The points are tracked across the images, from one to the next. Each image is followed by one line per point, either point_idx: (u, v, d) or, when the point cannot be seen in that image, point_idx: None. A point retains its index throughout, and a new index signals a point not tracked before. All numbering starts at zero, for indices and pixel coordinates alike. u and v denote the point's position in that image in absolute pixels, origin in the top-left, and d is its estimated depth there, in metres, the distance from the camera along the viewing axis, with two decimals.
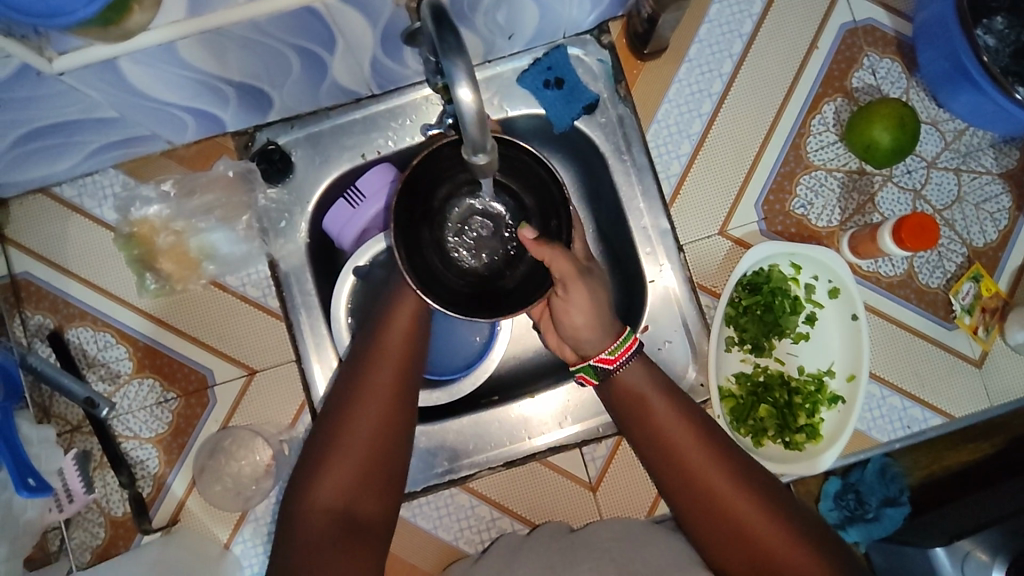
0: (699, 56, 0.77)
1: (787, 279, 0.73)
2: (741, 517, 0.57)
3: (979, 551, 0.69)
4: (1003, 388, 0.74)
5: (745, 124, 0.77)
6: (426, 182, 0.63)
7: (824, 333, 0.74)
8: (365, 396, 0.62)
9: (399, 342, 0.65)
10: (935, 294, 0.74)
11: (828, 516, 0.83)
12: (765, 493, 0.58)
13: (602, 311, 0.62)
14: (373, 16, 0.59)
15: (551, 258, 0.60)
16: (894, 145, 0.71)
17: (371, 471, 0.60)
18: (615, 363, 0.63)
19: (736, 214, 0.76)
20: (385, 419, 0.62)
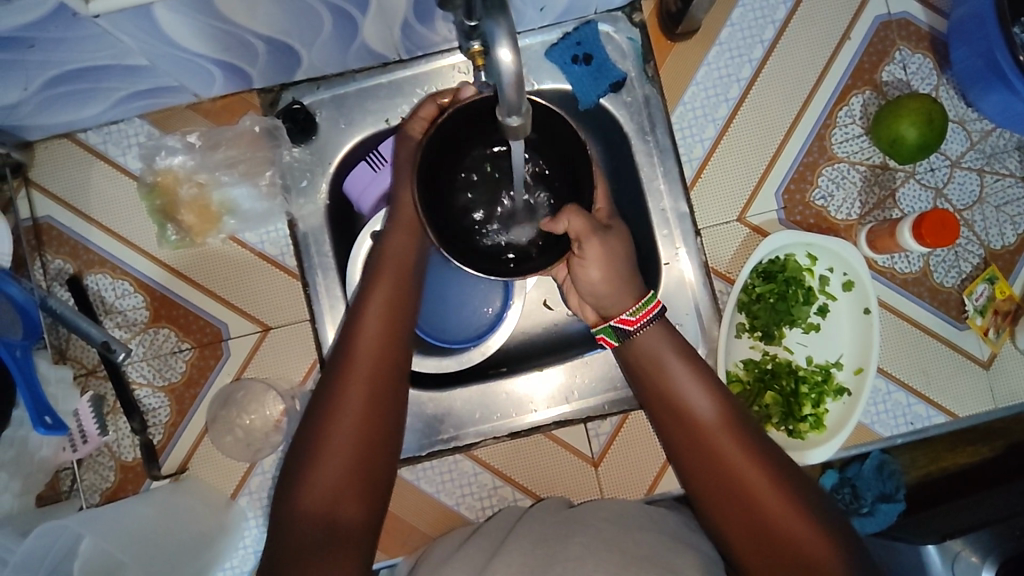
0: (730, 40, 0.77)
1: (803, 269, 0.74)
2: (749, 511, 0.58)
3: (969, 552, 0.70)
4: (1010, 391, 0.74)
5: (771, 111, 0.76)
6: (456, 135, 0.65)
7: (836, 323, 0.74)
8: (349, 377, 0.61)
9: (382, 323, 0.63)
10: (949, 294, 0.74)
11: None
12: (771, 483, 0.58)
13: (619, 267, 0.66)
14: None
15: (567, 215, 0.63)
16: (920, 141, 0.70)
17: (362, 459, 0.59)
18: (636, 324, 0.65)
19: (756, 202, 0.76)
20: (375, 396, 0.60)
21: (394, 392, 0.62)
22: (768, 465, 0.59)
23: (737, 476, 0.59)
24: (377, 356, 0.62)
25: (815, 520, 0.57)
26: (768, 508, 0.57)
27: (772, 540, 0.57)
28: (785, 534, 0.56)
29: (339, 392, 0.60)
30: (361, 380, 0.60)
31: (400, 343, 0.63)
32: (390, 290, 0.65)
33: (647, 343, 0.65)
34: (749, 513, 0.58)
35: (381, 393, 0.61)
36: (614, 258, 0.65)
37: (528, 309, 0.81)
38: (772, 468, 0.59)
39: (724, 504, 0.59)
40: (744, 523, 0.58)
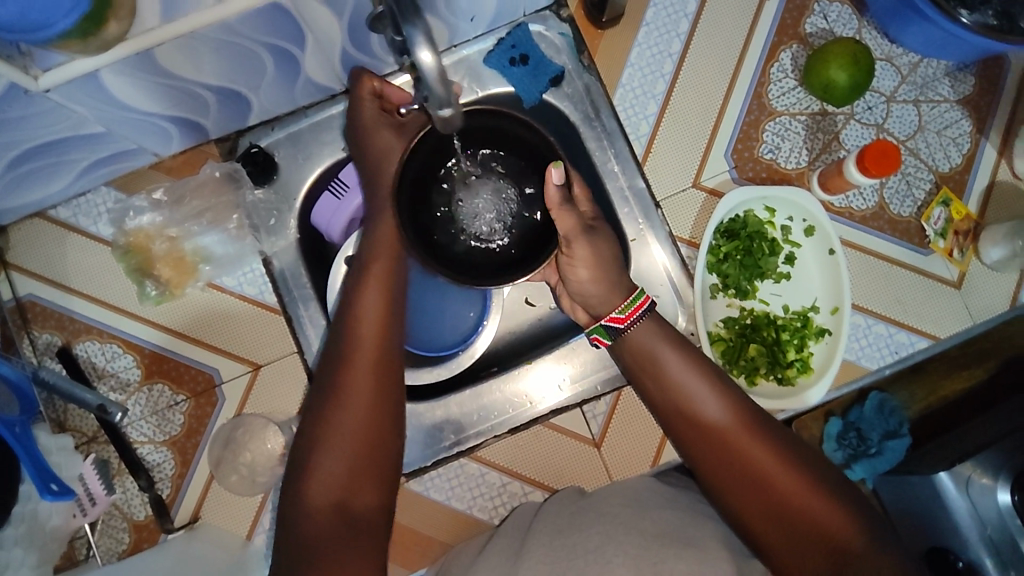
0: (656, 21, 0.80)
1: (764, 222, 0.76)
2: (764, 478, 0.59)
3: (979, 475, 0.70)
4: (984, 305, 0.77)
5: (707, 79, 0.79)
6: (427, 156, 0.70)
7: (806, 266, 0.76)
8: (351, 388, 0.61)
9: (376, 333, 0.64)
10: (908, 223, 0.76)
11: (833, 457, 0.79)
12: (781, 450, 0.60)
13: (608, 267, 0.68)
14: (338, 9, 0.62)
15: (558, 215, 0.66)
16: (850, 82, 0.73)
17: (367, 461, 0.60)
18: (625, 321, 0.67)
19: (707, 166, 0.78)
20: (377, 414, 0.61)
21: (395, 407, 0.62)
22: (782, 445, 0.61)
23: (749, 444, 0.60)
24: (375, 362, 0.63)
25: (825, 482, 0.59)
26: (790, 486, 0.59)
27: (794, 519, 0.58)
28: (807, 512, 0.58)
29: (341, 403, 0.60)
30: (362, 392, 0.61)
31: (396, 357, 0.64)
32: (381, 303, 0.66)
33: (644, 337, 0.67)
34: (770, 492, 0.59)
35: (381, 409, 0.61)
36: (601, 258, 0.68)
37: (509, 308, 0.83)
38: (786, 449, 0.61)
39: (740, 482, 0.60)
40: (759, 490, 0.59)
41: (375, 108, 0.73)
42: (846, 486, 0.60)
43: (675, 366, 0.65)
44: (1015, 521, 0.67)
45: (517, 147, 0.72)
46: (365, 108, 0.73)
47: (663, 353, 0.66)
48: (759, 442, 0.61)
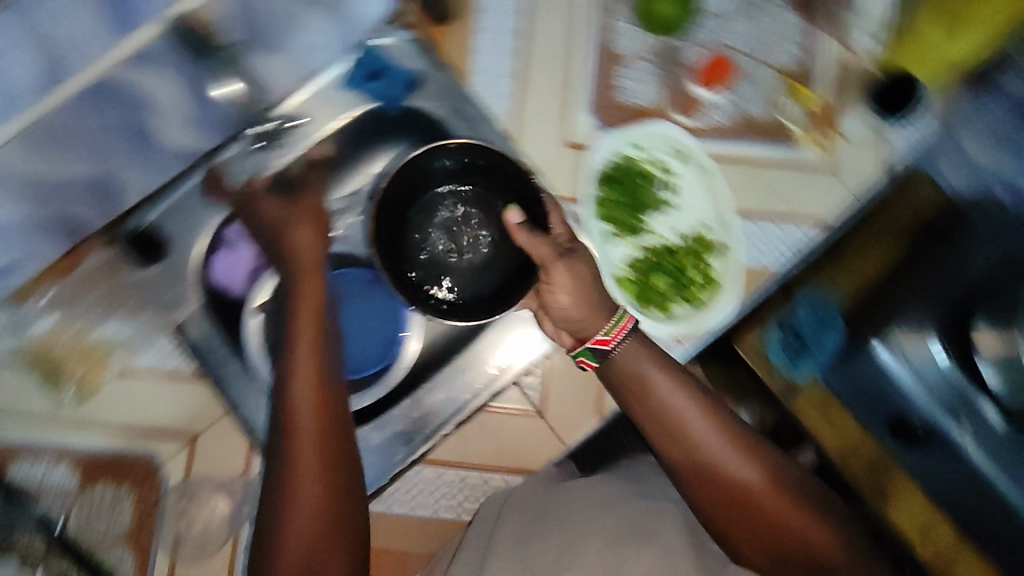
0: (494, 4, 0.81)
1: (638, 161, 0.78)
2: (755, 502, 0.63)
3: (910, 341, 0.80)
4: (857, 177, 0.80)
5: (554, 43, 0.80)
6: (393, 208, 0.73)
7: (690, 189, 0.78)
8: (299, 456, 0.59)
9: (314, 393, 0.61)
10: (769, 123, 0.80)
11: (775, 360, 0.76)
12: (773, 476, 0.64)
13: (589, 290, 0.67)
14: (177, 69, 0.60)
15: (530, 244, 0.67)
16: (676, 14, 0.78)
17: (330, 523, 0.59)
18: (611, 341, 0.66)
19: (576, 124, 0.79)
20: (330, 467, 0.59)
21: (346, 454, 0.61)
22: (772, 468, 0.64)
23: (740, 468, 0.63)
24: (318, 423, 0.60)
25: (812, 502, 0.64)
26: (773, 503, 0.63)
27: (775, 531, 0.62)
28: (788, 526, 0.62)
29: (291, 467, 0.58)
30: (311, 453, 0.59)
31: (336, 407, 0.62)
32: (315, 360, 0.62)
33: (631, 361, 0.67)
34: (753, 506, 0.62)
35: (334, 462, 0.60)
36: (582, 281, 0.67)
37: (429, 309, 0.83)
38: (776, 472, 0.64)
39: (724, 500, 0.63)
40: (749, 513, 0.62)
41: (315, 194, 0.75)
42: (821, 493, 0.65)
43: (658, 381, 0.66)
44: (956, 379, 0.79)
45: (481, 178, 0.75)
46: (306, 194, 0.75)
47: (644, 366, 0.66)
48: (742, 458, 0.64)
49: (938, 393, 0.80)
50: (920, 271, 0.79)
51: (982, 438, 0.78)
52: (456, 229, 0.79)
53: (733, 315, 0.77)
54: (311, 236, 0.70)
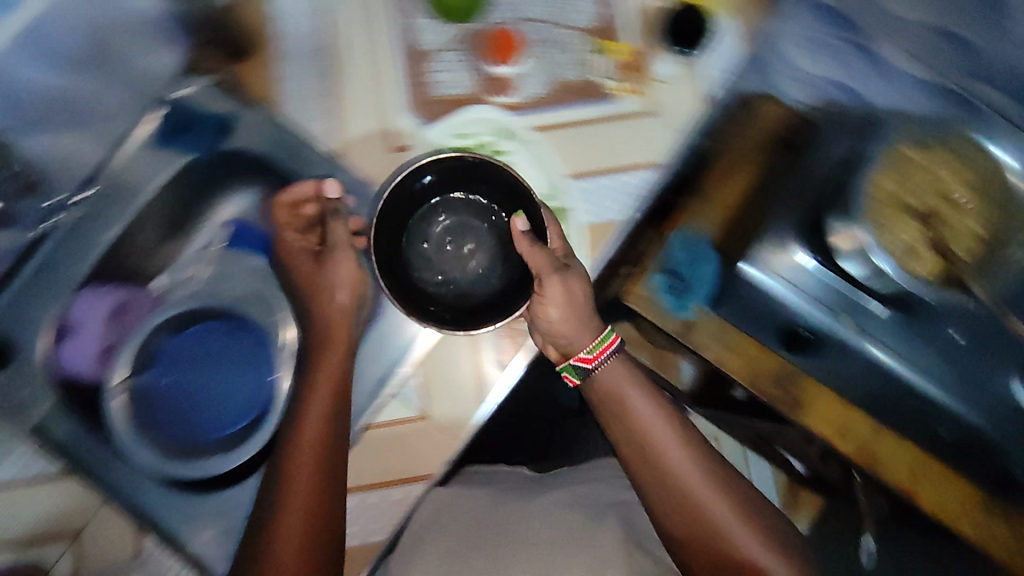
0: (288, 30, 0.79)
1: (464, 150, 0.79)
2: (712, 523, 0.71)
3: (776, 252, 0.94)
4: (676, 113, 0.82)
5: (359, 53, 0.79)
6: (389, 235, 0.73)
7: (521, 163, 0.79)
8: (283, 530, 0.66)
9: (308, 476, 0.67)
10: (581, 83, 0.81)
11: (665, 301, 0.85)
12: (739, 504, 0.72)
13: (580, 308, 0.70)
14: None
15: (529, 254, 0.69)
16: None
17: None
18: (593, 360, 0.72)
19: (399, 127, 0.79)
20: (314, 535, 0.66)
21: (334, 518, 0.68)
22: (735, 496, 0.72)
23: (705, 491, 0.72)
24: (308, 502, 0.67)
25: (764, 527, 0.72)
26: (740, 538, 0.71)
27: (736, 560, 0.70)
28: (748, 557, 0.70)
29: (275, 538, 0.66)
30: (297, 523, 0.66)
31: (335, 487, 0.68)
32: (315, 441, 0.68)
33: (613, 381, 0.74)
34: (719, 538, 0.71)
35: (315, 532, 0.67)
36: (574, 297, 0.69)
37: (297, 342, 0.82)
38: (740, 500, 0.72)
39: (688, 527, 0.71)
40: (704, 533, 0.71)
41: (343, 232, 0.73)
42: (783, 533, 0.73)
43: (646, 412, 0.74)
44: (837, 285, 0.94)
45: (485, 183, 0.73)
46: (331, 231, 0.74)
47: (632, 397, 0.74)
48: (715, 494, 0.72)
49: (823, 297, 0.95)
50: (784, 196, 0.91)
51: (849, 318, 0.95)
52: (457, 230, 0.79)
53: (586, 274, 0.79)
54: (339, 295, 0.73)
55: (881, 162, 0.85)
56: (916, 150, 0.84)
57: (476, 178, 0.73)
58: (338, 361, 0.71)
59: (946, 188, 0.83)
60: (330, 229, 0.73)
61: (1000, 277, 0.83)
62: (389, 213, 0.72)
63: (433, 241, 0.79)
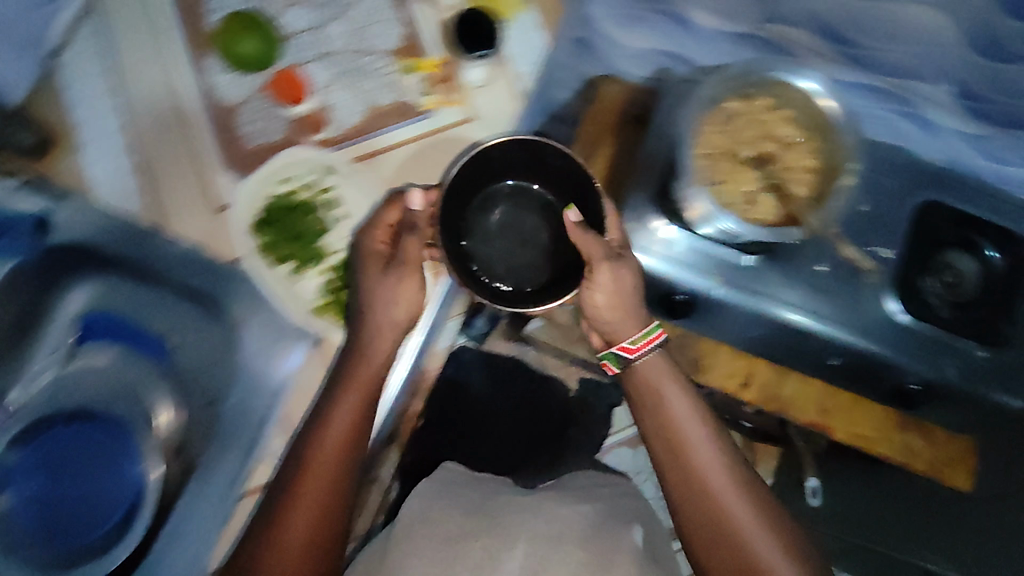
0: (87, 115, 0.78)
1: (288, 196, 0.77)
2: (732, 526, 0.77)
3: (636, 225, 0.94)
4: (501, 113, 0.82)
5: (167, 123, 0.79)
6: (459, 204, 0.76)
7: (347, 193, 0.78)
8: (294, 516, 0.69)
9: (330, 465, 0.70)
10: (398, 104, 0.80)
11: None
12: (761, 511, 0.78)
13: (624, 297, 0.75)
14: None
15: (583, 243, 0.74)
16: (257, 49, 0.78)
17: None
18: (636, 351, 0.79)
19: (221, 187, 0.78)
20: (320, 533, 0.69)
21: (332, 535, 0.70)
22: (757, 504, 0.78)
23: (726, 492, 0.78)
24: (326, 489, 0.70)
25: (781, 534, 0.77)
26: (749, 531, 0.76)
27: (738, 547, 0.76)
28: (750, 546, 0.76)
29: (289, 516, 0.69)
30: (304, 519, 0.69)
31: (349, 486, 0.71)
32: (344, 426, 0.71)
33: (653, 372, 0.81)
34: (729, 527, 0.77)
35: (320, 532, 0.69)
36: (620, 289, 0.75)
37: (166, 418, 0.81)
38: (763, 507, 0.78)
39: (710, 533, 0.77)
40: (723, 537, 0.77)
41: (420, 249, 0.73)
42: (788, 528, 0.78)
43: (681, 410, 0.80)
44: (701, 245, 0.93)
45: (542, 175, 0.79)
46: (405, 248, 0.73)
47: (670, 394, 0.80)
48: (734, 497, 0.78)
49: (693, 262, 0.94)
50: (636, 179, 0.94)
51: (723, 277, 0.94)
52: (508, 219, 0.82)
53: None
54: (388, 334, 0.73)
55: (704, 113, 0.85)
56: (738, 98, 0.86)
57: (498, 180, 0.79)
58: (371, 372, 0.73)
59: (772, 129, 0.85)
60: (405, 247, 0.72)
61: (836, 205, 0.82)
62: (461, 185, 0.75)
63: (473, 229, 0.81)
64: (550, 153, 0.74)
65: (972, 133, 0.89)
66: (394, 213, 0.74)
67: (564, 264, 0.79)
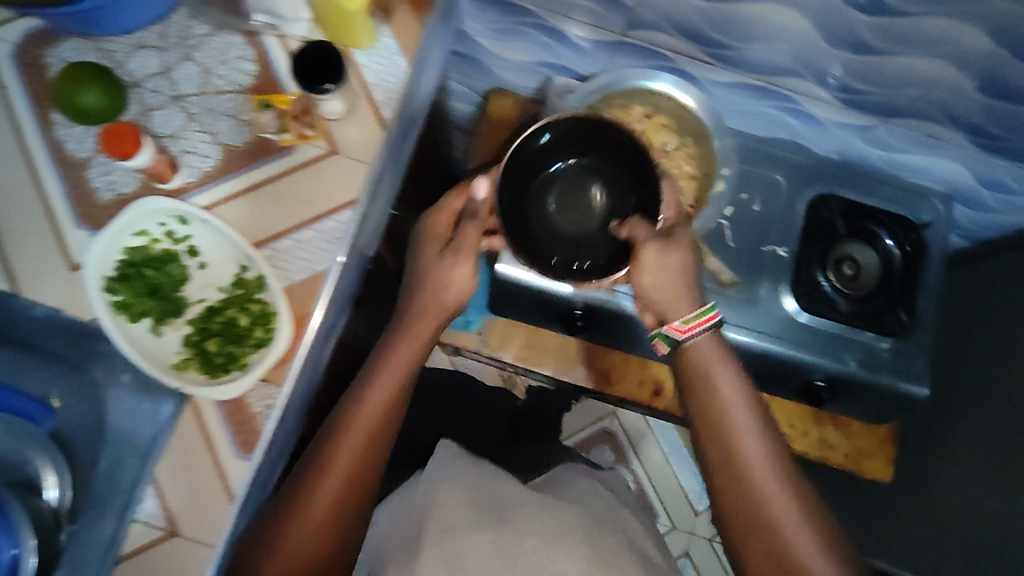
0: None
1: (145, 247, 0.75)
2: (806, 573, 0.63)
3: None
4: (362, 143, 0.79)
5: (8, 183, 0.75)
6: (516, 188, 0.73)
7: (208, 243, 0.76)
8: (343, 440, 0.67)
9: (378, 410, 0.69)
10: (254, 144, 0.77)
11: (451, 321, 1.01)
12: (844, 558, 0.64)
13: (678, 281, 0.70)
14: None
15: (635, 226, 0.70)
16: (104, 105, 0.74)
17: (326, 542, 0.65)
18: (686, 332, 0.70)
19: (72, 246, 0.75)
20: (341, 512, 0.66)
21: (349, 522, 0.67)
22: (838, 553, 0.64)
23: (795, 534, 0.63)
24: (369, 426, 0.68)
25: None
26: (794, 542, 0.63)
27: (792, 564, 0.63)
28: (803, 561, 0.63)
29: (334, 450, 0.67)
30: (343, 462, 0.67)
31: (383, 443, 0.69)
32: (384, 392, 0.70)
33: (707, 351, 0.70)
34: (778, 532, 0.64)
35: (354, 492, 0.67)
36: (669, 270, 0.70)
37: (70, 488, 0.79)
38: (844, 554, 0.64)
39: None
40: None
41: (478, 234, 0.73)
42: (838, 539, 0.65)
43: (727, 391, 0.68)
44: None
45: (606, 149, 0.73)
46: (465, 233, 0.73)
47: (718, 373, 0.69)
48: (808, 535, 0.64)
49: None
50: None
51: None
52: (577, 194, 0.76)
53: (302, 339, 0.74)
54: (444, 295, 0.74)
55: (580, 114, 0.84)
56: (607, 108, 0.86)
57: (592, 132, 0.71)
58: (412, 358, 0.73)
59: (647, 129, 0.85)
60: (464, 232, 0.73)
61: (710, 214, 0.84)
62: (520, 160, 0.73)
63: (551, 191, 0.77)
64: (619, 136, 0.70)
65: (851, 121, 0.87)
66: (461, 198, 0.76)
67: (615, 250, 0.73)
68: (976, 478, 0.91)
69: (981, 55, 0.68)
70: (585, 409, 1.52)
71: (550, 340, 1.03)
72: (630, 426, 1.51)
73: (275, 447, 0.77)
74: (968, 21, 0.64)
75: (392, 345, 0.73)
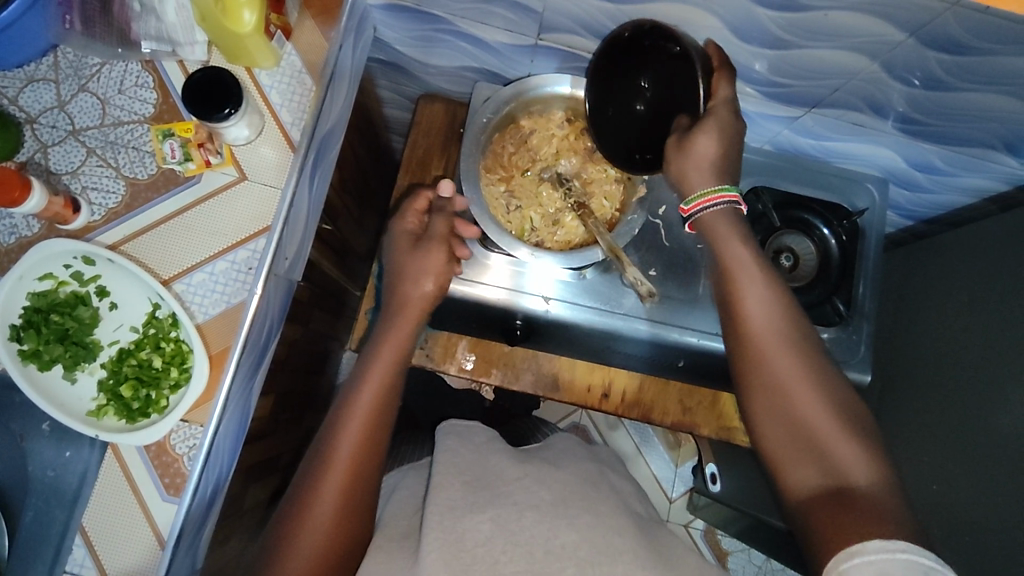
0: None
1: (52, 291, 0.72)
2: (806, 416, 0.57)
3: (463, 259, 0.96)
4: (273, 169, 0.76)
5: None
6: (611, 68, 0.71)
7: (121, 283, 0.74)
8: (353, 410, 0.68)
9: (381, 382, 0.70)
10: (159, 176, 0.75)
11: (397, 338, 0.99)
12: (852, 411, 0.57)
13: (725, 164, 0.64)
14: None
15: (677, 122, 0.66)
16: None
17: (349, 508, 0.64)
18: (689, 211, 0.65)
19: None
20: (358, 484, 0.65)
21: (362, 520, 0.65)
22: (842, 404, 0.57)
23: (791, 368, 0.58)
24: (374, 407, 0.68)
25: (865, 432, 0.56)
26: (798, 398, 0.57)
27: (795, 422, 0.57)
28: (806, 417, 0.57)
29: (346, 417, 0.67)
30: (354, 433, 0.66)
31: (388, 420, 0.69)
32: (387, 366, 0.71)
33: (718, 222, 0.64)
34: (774, 382, 0.59)
35: (366, 459, 0.66)
36: (718, 159, 0.64)
37: (7, 535, 0.77)
38: (848, 406, 0.57)
39: (781, 421, 0.58)
40: (792, 424, 0.57)
41: (447, 227, 0.78)
42: (855, 403, 0.58)
43: (738, 259, 0.63)
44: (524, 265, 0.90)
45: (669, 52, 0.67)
46: (434, 226, 0.78)
47: (728, 245, 0.63)
48: (808, 381, 0.58)
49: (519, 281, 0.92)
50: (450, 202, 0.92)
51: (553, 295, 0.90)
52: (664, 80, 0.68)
53: (224, 376, 0.72)
54: (427, 284, 0.75)
55: (498, 120, 0.82)
56: (525, 115, 0.84)
57: (657, 50, 0.68)
58: (397, 341, 0.73)
59: (553, 161, 0.85)
60: (436, 223, 0.78)
61: (630, 225, 0.80)
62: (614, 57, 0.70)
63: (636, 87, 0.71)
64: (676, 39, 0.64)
65: (779, 113, 0.86)
66: (423, 199, 0.81)
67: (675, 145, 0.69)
68: (965, 397, 0.84)
69: (891, 46, 0.67)
70: (551, 408, 1.50)
71: (496, 350, 1.01)
72: (598, 420, 1.49)
73: (210, 484, 0.74)
74: (871, 15, 0.63)
75: (390, 319, 0.75)
